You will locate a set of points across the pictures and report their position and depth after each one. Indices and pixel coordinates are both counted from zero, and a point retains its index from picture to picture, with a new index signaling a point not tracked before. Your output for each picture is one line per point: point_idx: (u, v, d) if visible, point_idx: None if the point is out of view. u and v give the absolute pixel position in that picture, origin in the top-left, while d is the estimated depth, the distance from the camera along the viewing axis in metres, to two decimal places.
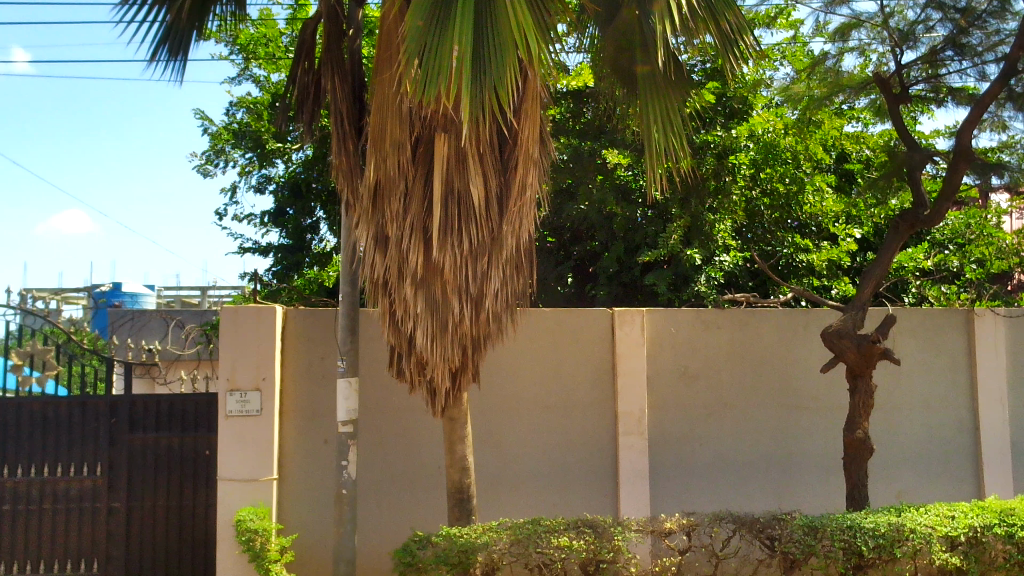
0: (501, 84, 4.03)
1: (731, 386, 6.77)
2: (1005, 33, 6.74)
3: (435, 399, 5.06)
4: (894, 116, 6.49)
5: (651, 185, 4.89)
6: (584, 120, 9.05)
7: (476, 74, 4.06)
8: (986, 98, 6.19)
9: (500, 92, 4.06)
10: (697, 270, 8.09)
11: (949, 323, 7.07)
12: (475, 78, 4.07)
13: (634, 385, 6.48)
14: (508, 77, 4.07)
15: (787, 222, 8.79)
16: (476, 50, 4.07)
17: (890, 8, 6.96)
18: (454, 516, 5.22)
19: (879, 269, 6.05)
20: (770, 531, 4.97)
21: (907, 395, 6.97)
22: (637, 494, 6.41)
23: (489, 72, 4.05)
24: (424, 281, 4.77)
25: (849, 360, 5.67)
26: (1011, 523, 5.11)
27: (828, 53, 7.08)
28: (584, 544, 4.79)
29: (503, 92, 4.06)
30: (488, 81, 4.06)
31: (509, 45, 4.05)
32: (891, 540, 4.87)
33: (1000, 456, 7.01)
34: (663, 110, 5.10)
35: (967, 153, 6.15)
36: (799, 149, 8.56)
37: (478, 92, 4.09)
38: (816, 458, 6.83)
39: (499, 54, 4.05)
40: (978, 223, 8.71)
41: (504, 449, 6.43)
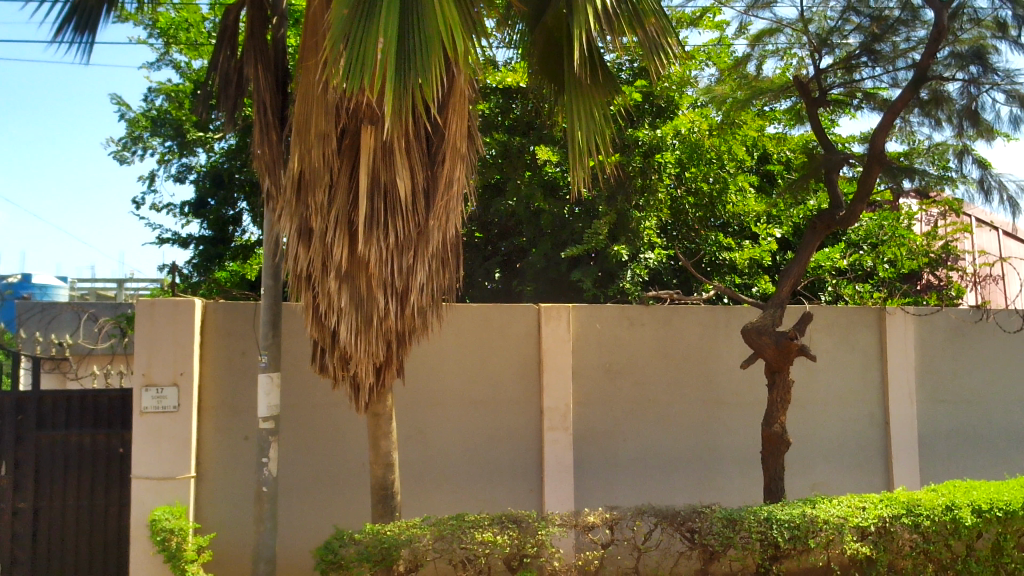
0: (428, 78, 3.98)
1: (655, 381, 6.87)
2: (915, 41, 6.99)
3: (359, 395, 4.99)
4: (813, 118, 6.71)
5: (575, 180, 4.87)
6: (513, 116, 9.07)
7: (402, 67, 4.01)
8: (898, 104, 6.42)
9: (425, 87, 4.02)
10: (623, 268, 8.22)
11: (862, 321, 7.32)
12: (400, 71, 4.01)
13: (560, 380, 6.55)
14: (434, 71, 4.03)
15: (709, 221, 8.99)
16: (403, 43, 4.03)
17: (810, 12, 7.13)
18: (378, 513, 5.16)
19: (796, 268, 6.22)
20: (691, 523, 5.05)
21: (824, 391, 7.19)
22: (562, 488, 6.48)
23: (414, 66, 4.01)
24: (348, 275, 4.69)
25: (768, 357, 5.82)
26: (919, 513, 5.19)
27: (750, 55, 7.27)
28: (508, 539, 4.78)
29: (430, 86, 4.01)
30: (415, 74, 4.01)
31: (436, 40, 4.01)
32: (805, 531, 5.00)
33: (909, 449, 7.29)
34: (586, 108, 5.08)
35: (879, 157, 6.38)
36: (722, 149, 8.71)
37: (403, 84, 4.04)
38: (736, 453, 7.00)
39: (425, 49, 4.01)
40: (891, 224, 9.05)
41: (430, 446, 6.38)
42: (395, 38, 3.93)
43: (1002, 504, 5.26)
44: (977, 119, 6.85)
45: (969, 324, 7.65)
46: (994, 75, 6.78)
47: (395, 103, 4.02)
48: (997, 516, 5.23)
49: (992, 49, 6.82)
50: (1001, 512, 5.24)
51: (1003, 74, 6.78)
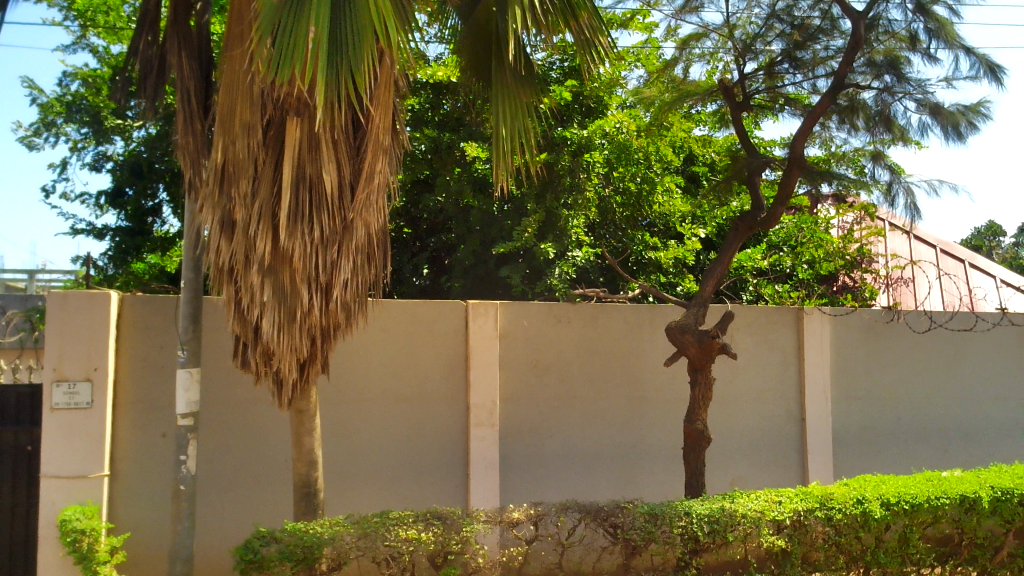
0: (358, 69, 3.93)
1: (580, 378, 6.94)
2: (833, 50, 7.26)
3: (281, 390, 4.91)
4: (737, 122, 6.98)
5: (499, 175, 4.87)
6: (443, 111, 9.05)
7: (332, 58, 3.95)
8: (817, 110, 6.65)
9: (355, 79, 3.97)
10: (551, 266, 8.28)
11: (781, 320, 7.53)
12: (330, 61, 3.95)
13: (487, 376, 6.57)
14: (365, 63, 3.99)
15: (636, 220, 9.14)
16: (334, 33, 3.97)
17: (735, 18, 7.26)
18: (301, 511, 5.09)
19: (719, 268, 6.35)
20: (614, 518, 5.10)
21: (744, 388, 7.37)
22: (487, 484, 6.50)
23: (345, 56, 3.95)
24: (272, 268, 4.59)
25: (690, 354, 5.95)
26: (831, 506, 5.29)
27: (677, 58, 7.39)
28: (432, 536, 4.75)
29: (360, 78, 3.96)
30: (345, 65, 3.95)
31: (368, 31, 3.96)
32: (724, 525, 5.09)
33: (823, 444, 7.54)
34: (513, 105, 5.09)
35: (800, 161, 6.56)
36: (650, 151, 8.77)
37: (334, 75, 3.98)
38: (659, 449, 7.13)
39: (356, 40, 3.95)
40: (810, 227, 9.33)
41: (355, 442, 6.31)
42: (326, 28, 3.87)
43: (908, 498, 5.40)
44: (891, 125, 7.13)
45: (882, 324, 7.94)
46: (907, 84, 7.07)
47: (324, 94, 3.96)
48: (903, 508, 5.35)
49: (906, 60, 7.08)
50: (907, 505, 5.36)
51: (915, 84, 7.06)
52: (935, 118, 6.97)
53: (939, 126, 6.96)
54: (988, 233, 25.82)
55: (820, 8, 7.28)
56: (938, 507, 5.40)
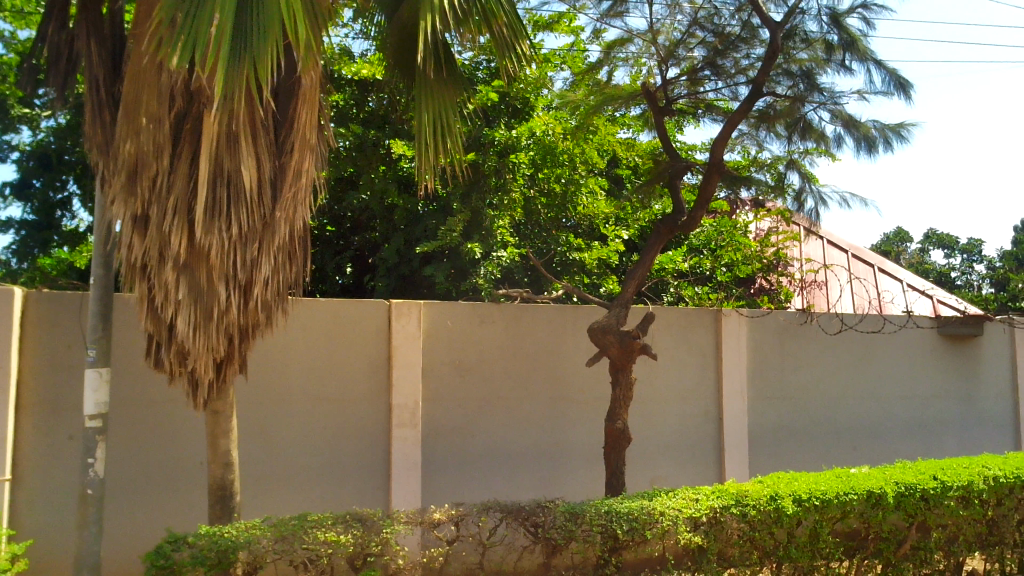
0: (262, 62, 3.86)
1: (503, 379, 6.95)
2: (754, 58, 7.44)
3: (196, 391, 4.76)
4: (659, 126, 7.08)
5: (423, 173, 4.85)
6: (367, 108, 9.00)
7: (236, 48, 3.86)
8: (736, 117, 6.79)
9: (260, 70, 3.89)
10: (476, 265, 8.31)
11: (700, 321, 7.70)
12: (234, 51, 3.86)
13: (409, 376, 6.52)
14: (271, 55, 3.91)
15: (560, 221, 9.24)
16: (239, 24, 3.88)
17: (659, 24, 7.36)
18: (216, 515, 4.95)
19: (641, 269, 6.42)
20: (535, 518, 5.04)
21: (663, 388, 7.50)
22: (408, 485, 6.45)
23: (250, 47, 3.87)
24: (187, 266, 4.45)
25: (612, 355, 6.01)
26: (746, 502, 5.36)
27: (602, 62, 7.47)
28: (351, 538, 4.61)
29: (263, 70, 3.88)
30: (249, 56, 3.88)
31: (274, 22, 3.89)
32: (642, 522, 5.04)
33: (739, 443, 7.74)
34: (436, 105, 5.06)
35: (719, 166, 6.69)
36: (576, 153, 8.84)
37: (237, 67, 3.89)
38: (580, 449, 7.20)
39: (263, 30, 3.87)
40: (728, 231, 9.55)
41: (273, 444, 6.18)
42: (230, 17, 3.80)
43: (819, 494, 5.53)
44: (809, 132, 7.29)
45: (796, 326, 8.18)
46: (819, 94, 7.27)
47: (227, 85, 3.87)
48: (815, 504, 5.48)
49: (822, 70, 7.30)
50: (818, 501, 5.49)
51: (827, 94, 7.27)
52: (849, 130, 7.20)
53: (853, 137, 7.20)
54: (896, 240, 26.88)
55: (740, 16, 7.43)
56: (846, 502, 5.57)
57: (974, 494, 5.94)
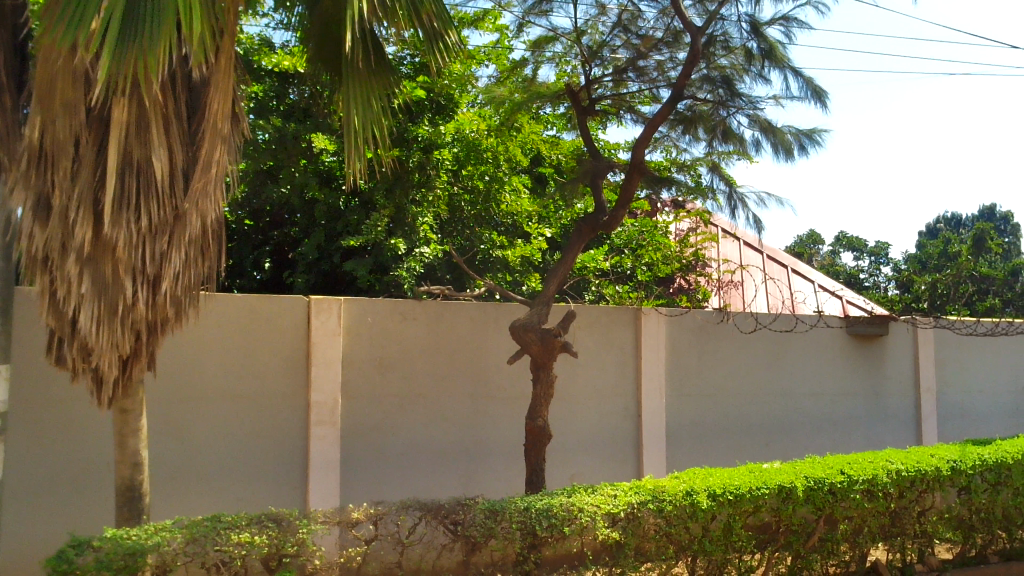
0: (150, 53, 3.84)
1: (425, 377, 6.91)
2: (676, 63, 7.55)
3: (100, 390, 4.58)
4: (582, 126, 7.19)
5: (350, 170, 4.74)
6: (287, 102, 8.94)
7: (124, 35, 3.84)
8: (657, 119, 6.87)
9: (148, 60, 3.86)
10: (397, 261, 8.18)
11: (620, 319, 7.81)
12: (122, 38, 3.84)
13: (328, 374, 6.40)
14: (159, 45, 3.88)
15: (487, 222, 9.21)
16: (129, 11, 3.87)
17: (584, 25, 7.46)
18: (123, 517, 4.76)
19: (562, 268, 6.45)
20: (454, 516, 4.94)
21: (583, 385, 7.57)
22: (326, 484, 6.35)
23: (139, 34, 3.85)
24: (91, 258, 4.27)
25: (533, 352, 6.01)
26: (662, 498, 5.41)
27: (528, 60, 7.53)
28: (266, 539, 4.38)
29: (150, 61, 3.85)
30: (137, 45, 3.84)
31: (169, 12, 3.90)
32: (562, 519, 5.01)
33: (657, 439, 7.86)
34: (363, 96, 4.92)
35: (640, 166, 6.77)
36: (500, 150, 8.95)
37: (120, 54, 3.87)
38: (500, 446, 7.21)
39: (155, 19, 3.87)
40: (649, 230, 9.69)
41: (186, 443, 6.01)
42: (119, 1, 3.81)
43: (732, 488, 5.66)
44: (727, 138, 7.54)
45: (712, 325, 8.36)
46: (739, 100, 7.46)
47: (113, 74, 3.85)
48: (728, 498, 5.60)
49: (739, 78, 7.51)
50: (731, 495, 5.62)
51: (745, 100, 7.48)
52: (765, 135, 7.41)
53: (770, 142, 7.41)
54: (809, 241, 27.81)
55: (663, 20, 7.54)
56: (758, 496, 5.71)
57: (878, 487, 6.18)
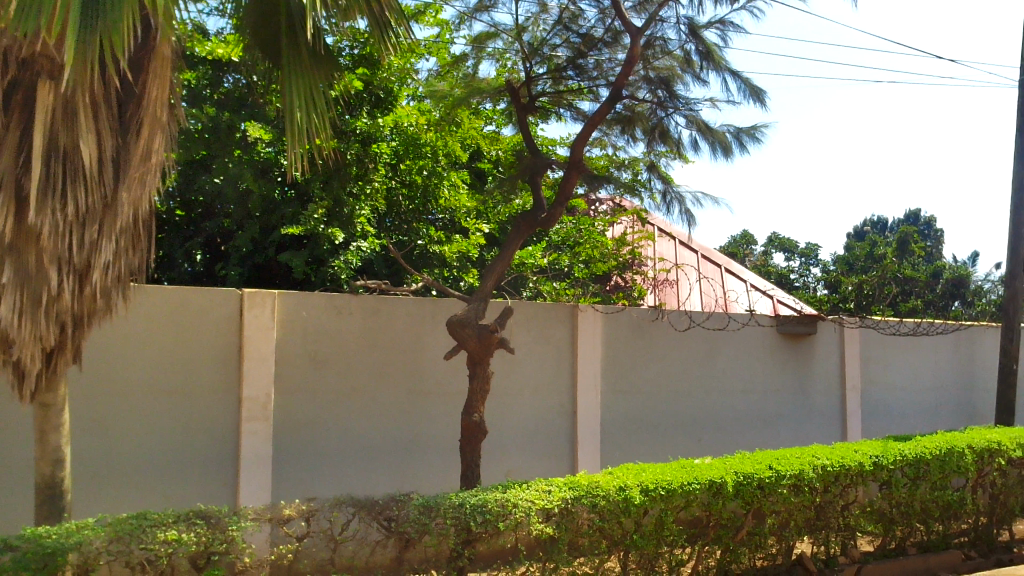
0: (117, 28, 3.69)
1: (360, 372, 6.85)
2: (615, 62, 7.64)
3: (22, 383, 4.43)
4: (521, 122, 7.21)
5: (291, 165, 4.58)
6: (222, 89, 8.87)
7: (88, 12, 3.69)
8: (596, 118, 6.92)
9: (115, 36, 3.71)
10: (334, 254, 8.18)
11: (557, 316, 7.86)
12: (84, 14, 3.68)
13: (260, 369, 6.29)
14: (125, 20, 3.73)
15: (424, 215, 9.22)
16: None
17: (525, 22, 7.45)
18: (42, 515, 4.61)
19: (501, 264, 6.45)
20: (388, 512, 4.86)
21: (519, 381, 7.60)
22: (257, 481, 6.24)
23: (102, 13, 3.69)
24: (13, 247, 4.08)
25: (470, 348, 5.99)
26: (596, 494, 5.45)
27: (467, 55, 7.47)
28: (194, 536, 4.27)
29: (117, 36, 3.70)
30: (103, 22, 3.70)
31: None
32: (496, 514, 5.00)
33: (591, 435, 7.94)
34: (305, 89, 4.81)
35: (578, 164, 6.82)
36: (439, 145, 8.94)
37: (86, 35, 3.74)
38: (435, 441, 7.18)
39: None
40: (587, 229, 9.85)
41: (112, 439, 5.85)
42: None
43: (664, 484, 5.75)
44: (665, 139, 7.66)
45: (647, 322, 8.47)
46: (677, 101, 7.58)
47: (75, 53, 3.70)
48: (660, 493, 5.69)
49: (679, 79, 7.60)
50: (663, 490, 5.70)
51: (683, 101, 7.60)
52: (703, 136, 7.54)
53: (707, 142, 7.54)
54: (741, 241, 28.34)
55: (604, 20, 7.57)
56: (690, 491, 5.81)
57: (805, 483, 6.35)
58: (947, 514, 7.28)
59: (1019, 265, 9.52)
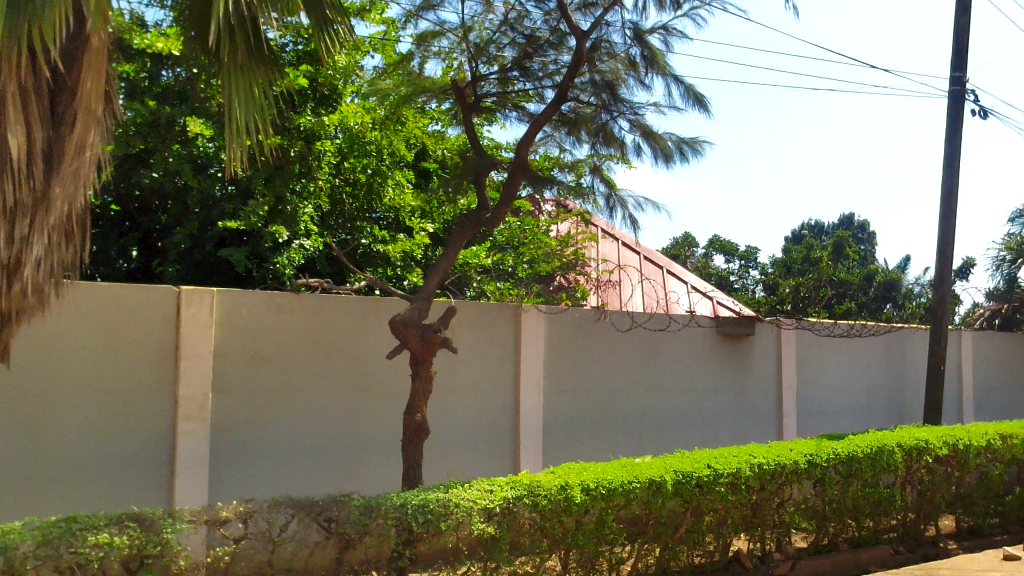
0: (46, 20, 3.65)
1: (300, 371, 6.77)
2: (561, 65, 7.69)
3: None
4: (466, 122, 7.20)
5: (232, 159, 4.50)
6: (162, 83, 8.70)
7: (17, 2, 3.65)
8: (540, 119, 6.95)
9: (43, 28, 3.67)
10: (275, 251, 8.10)
11: (500, 316, 7.87)
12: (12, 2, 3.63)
13: (198, 368, 6.17)
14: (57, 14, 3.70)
15: (366, 213, 9.13)
16: None
17: (470, 21, 7.44)
18: None
19: (445, 263, 6.40)
20: (328, 513, 4.79)
21: (462, 381, 7.60)
22: (194, 482, 6.12)
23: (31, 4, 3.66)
24: None
25: (412, 347, 5.95)
26: (538, 493, 5.48)
27: (414, 53, 7.43)
28: (127, 540, 4.15)
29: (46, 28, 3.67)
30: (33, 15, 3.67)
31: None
32: (437, 514, 4.99)
33: (534, 435, 7.98)
34: (244, 85, 4.72)
35: (523, 165, 6.84)
36: (383, 144, 8.95)
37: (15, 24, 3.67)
38: (378, 442, 7.13)
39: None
40: (531, 229, 9.84)
41: (41, 439, 5.67)
42: None
43: (605, 483, 5.81)
44: (610, 142, 7.73)
45: (590, 323, 8.55)
46: (621, 104, 7.67)
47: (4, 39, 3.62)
48: (601, 492, 5.74)
49: (623, 82, 7.67)
50: (604, 489, 5.76)
51: (628, 105, 7.69)
52: (646, 140, 7.63)
53: (650, 146, 7.63)
54: (684, 244, 28.68)
55: (549, 21, 7.66)
56: (630, 490, 5.88)
57: (742, 481, 6.47)
58: (878, 511, 7.50)
59: (947, 270, 9.87)
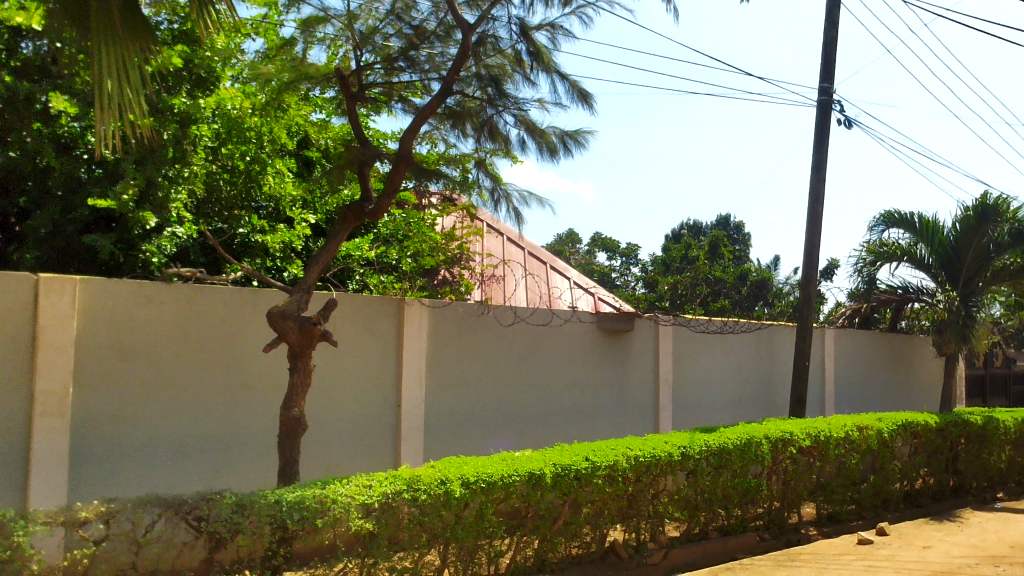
0: None
1: (169, 365, 6.48)
2: (448, 57, 7.65)
3: None
4: (351, 112, 7.00)
5: (102, 141, 4.21)
6: (20, 57, 8.23)
7: None
8: (426, 110, 6.88)
9: None
10: (145, 239, 7.75)
11: (382, 309, 7.78)
12: None
13: (57, 361, 5.82)
14: None
15: (246, 202, 8.88)
16: None
17: (356, 9, 7.25)
18: None
19: (325, 255, 6.25)
20: (198, 511, 4.60)
21: (341, 373, 7.46)
22: (51, 482, 5.75)
23: None
24: None
25: (290, 341, 5.78)
26: (417, 488, 5.44)
27: (297, 38, 7.17)
28: None
29: None
30: None
31: None
32: (314, 511, 4.85)
33: (415, 430, 7.92)
34: (116, 59, 4.44)
35: (407, 157, 6.76)
36: (264, 131, 8.74)
37: None
38: (252, 438, 6.92)
39: None
40: (417, 221, 9.68)
41: None
42: None
43: (485, 476, 5.83)
44: (494, 136, 7.76)
45: (473, 317, 8.55)
46: (506, 99, 7.66)
47: None
48: (480, 486, 5.75)
49: (509, 78, 7.72)
50: (484, 483, 5.77)
51: (513, 100, 7.70)
52: (531, 135, 7.68)
53: (534, 142, 7.69)
54: (568, 240, 29.15)
55: (436, 14, 7.63)
56: (509, 483, 5.92)
57: (618, 473, 6.63)
58: (745, 500, 7.83)
59: (813, 271, 10.38)
